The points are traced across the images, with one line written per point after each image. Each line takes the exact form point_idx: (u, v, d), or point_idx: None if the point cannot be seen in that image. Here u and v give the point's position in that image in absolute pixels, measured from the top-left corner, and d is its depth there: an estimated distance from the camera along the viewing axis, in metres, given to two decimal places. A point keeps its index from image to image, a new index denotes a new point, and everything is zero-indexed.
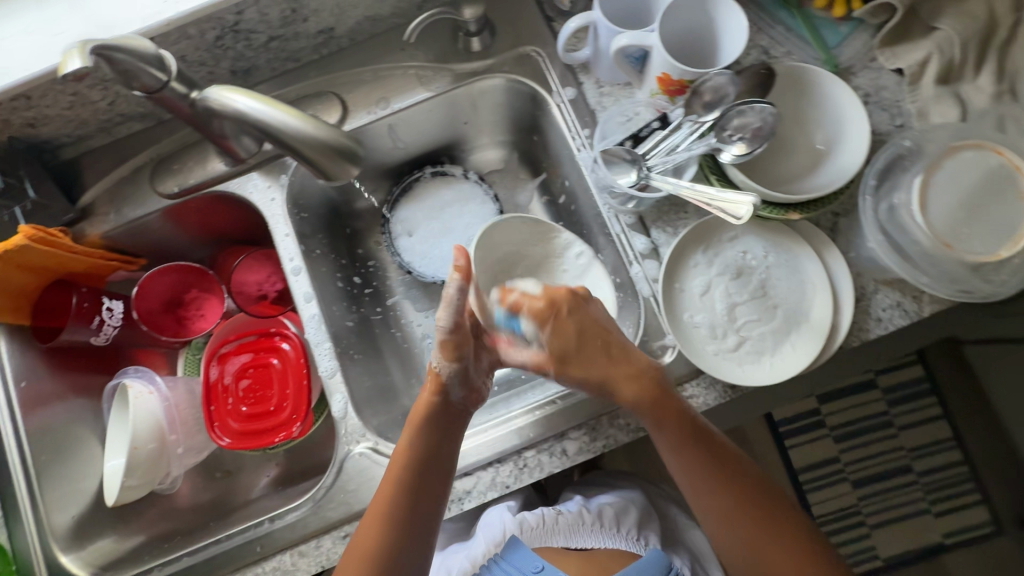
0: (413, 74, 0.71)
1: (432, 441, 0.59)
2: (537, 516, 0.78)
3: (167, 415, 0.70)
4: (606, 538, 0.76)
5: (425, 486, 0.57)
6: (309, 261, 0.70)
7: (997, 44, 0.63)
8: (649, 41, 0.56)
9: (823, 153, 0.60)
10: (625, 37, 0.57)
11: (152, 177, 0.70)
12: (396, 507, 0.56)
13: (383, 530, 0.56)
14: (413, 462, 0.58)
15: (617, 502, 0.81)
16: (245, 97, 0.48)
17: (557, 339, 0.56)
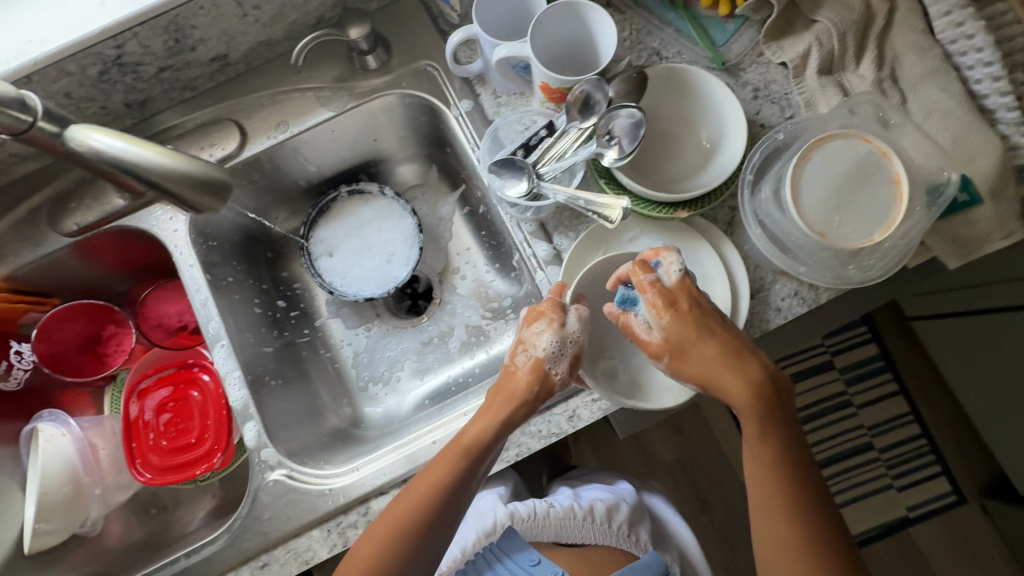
0: (311, 96, 0.71)
1: (481, 444, 0.55)
2: (528, 508, 0.80)
3: (81, 457, 0.69)
4: (594, 534, 0.79)
5: (456, 492, 0.54)
6: (217, 291, 0.70)
7: (874, 32, 0.65)
8: (524, 52, 0.57)
9: (710, 150, 0.61)
10: (504, 48, 0.58)
11: (51, 216, 0.69)
12: (418, 507, 0.53)
13: (399, 531, 0.52)
14: (457, 464, 0.54)
15: (609, 497, 0.83)
16: (102, 134, 0.47)
17: (678, 335, 0.53)
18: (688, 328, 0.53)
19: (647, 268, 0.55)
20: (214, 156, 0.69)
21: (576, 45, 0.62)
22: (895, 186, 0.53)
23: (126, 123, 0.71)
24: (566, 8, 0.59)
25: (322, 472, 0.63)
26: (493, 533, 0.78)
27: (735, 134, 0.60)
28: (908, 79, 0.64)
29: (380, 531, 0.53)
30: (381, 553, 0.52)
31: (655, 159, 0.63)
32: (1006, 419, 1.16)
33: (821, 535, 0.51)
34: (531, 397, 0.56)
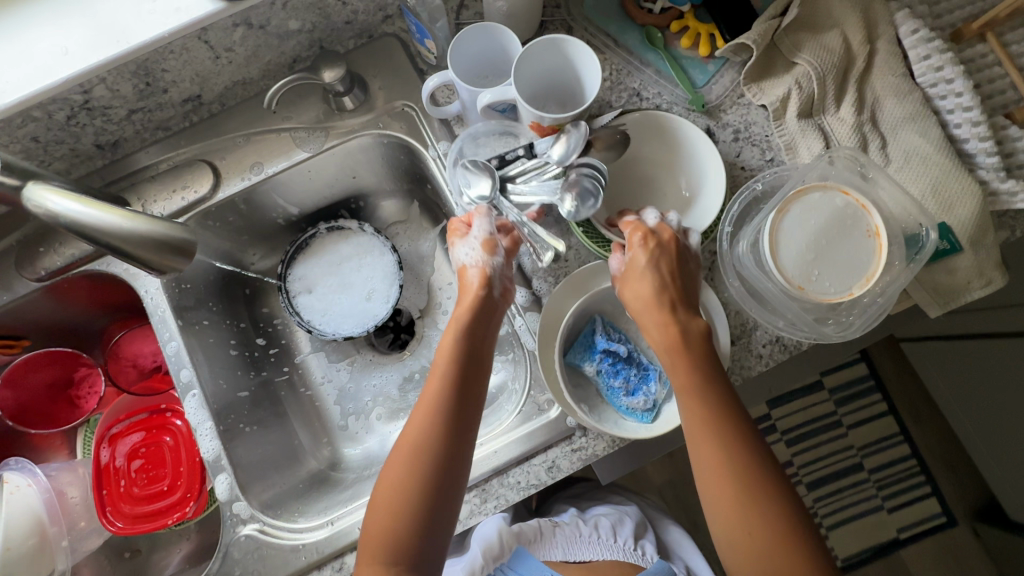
0: (287, 136, 0.70)
1: (466, 354, 0.52)
2: (535, 527, 0.77)
3: (46, 506, 0.67)
4: (602, 548, 0.78)
5: (458, 409, 0.50)
6: (190, 336, 0.68)
7: (854, 76, 0.64)
8: (510, 95, 0.55)
9: (689, 196, 0.61)
10: (488, 94, 0.56)
11: (18, 261, 0.67)
12: (427, 438, 0.49)
13: (414, 469, 0.48)
14: (451, 384, 0.51)
15: (613, 512, 0.83)
16: (63, 198, 0.46)
17: (636, 270, 0.53)
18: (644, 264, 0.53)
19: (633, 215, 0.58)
20: (187, 199, 0.68)
21: (560, 80, 0.61)
22: (874, 239, 0.52)
23: (97, 164, 0.70)
24: (549, 44, 0.57)
25: (295, 525, 0.62)
26: (499, 556, 0.72)
27: (713, 181, 0.60)
28: (888, 123, 0.64)
29: (394, 477, 0.48)
30: (401, 496, 0.47)
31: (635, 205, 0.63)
32: (1001, 445, 1.14)
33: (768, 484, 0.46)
34: (487, 296, 0.55)
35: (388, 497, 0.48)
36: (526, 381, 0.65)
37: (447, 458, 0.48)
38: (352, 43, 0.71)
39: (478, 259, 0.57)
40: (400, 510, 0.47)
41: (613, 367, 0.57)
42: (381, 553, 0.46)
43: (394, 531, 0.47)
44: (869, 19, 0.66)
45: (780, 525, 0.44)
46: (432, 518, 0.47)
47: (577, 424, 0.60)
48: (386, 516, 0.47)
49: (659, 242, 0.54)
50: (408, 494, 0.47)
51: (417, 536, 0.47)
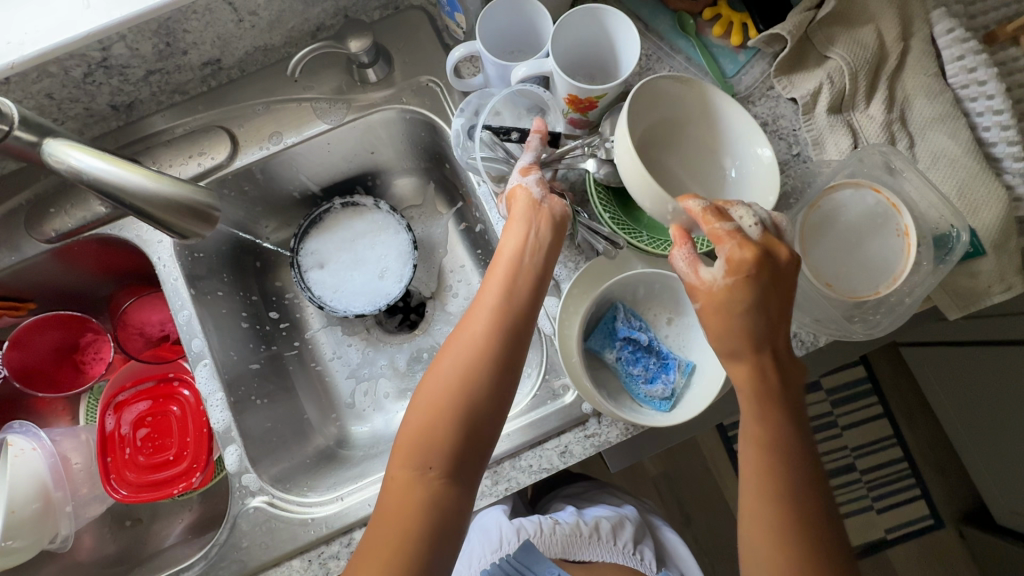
0: (308, 107, 0.68)
1: (518, 257, 0.52)
2: (535, 524, 0.77)
3: (51, 471, 0.66)
4: (603, 551, 0.77)
5: (511, 317, 0.50)
6: (202, 306, 0.68)
7: (886, 73, 0.64)
8: (546, 68, 0.55)
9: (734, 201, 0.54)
10: (522, 68, 0.56)
11: (28, 221, 0.66)
12: (482, 343, 0.49)
13: (464, 369, 0.48)
14: (506, 281, 0.51)
15: (613, 515, 0.82)
16: (84, 154, 0.46)
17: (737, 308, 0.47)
18: (752, 297, 0.46)
19: (724, 219, 0.47)
20: (203, 165, 0.66)
21: (592, 54, 0.60)
22: (903, 238, 0.52)
23: (112, 125, 0.68)
24: (583, 14, 0.56)
25: (304, 499, 0.61)
26: (500, 548, 0.75)
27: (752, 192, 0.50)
28: (917, 123, 0.63)
29: (444, 370, 0.48)
30: (449, 399, 0.47)
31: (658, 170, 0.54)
32: (994, 453, 1.15)
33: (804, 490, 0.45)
34: (542, 209, 0.53)
35: (431, 404, 0.47)
36: (541, 367, 0.65)
37: (497, 365, 0.48)
38: (377, 14, 0.69)
39: (526, 182, 0.54)
40: (447, 408, 0.47)
41: (633, 355, 0.57)
42: (417, 456, 0.46)
43: (437, 435, 0.46)
44: (904, 16, 0.65)
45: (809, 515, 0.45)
46: (474, 426, 0.47)
47: (592, 411, 0.60)
48: (428, 420, 0.47)
49: (768, 258, 0.46)
50: (458, 394, 0.47)
51: (459, 443, 0.47)
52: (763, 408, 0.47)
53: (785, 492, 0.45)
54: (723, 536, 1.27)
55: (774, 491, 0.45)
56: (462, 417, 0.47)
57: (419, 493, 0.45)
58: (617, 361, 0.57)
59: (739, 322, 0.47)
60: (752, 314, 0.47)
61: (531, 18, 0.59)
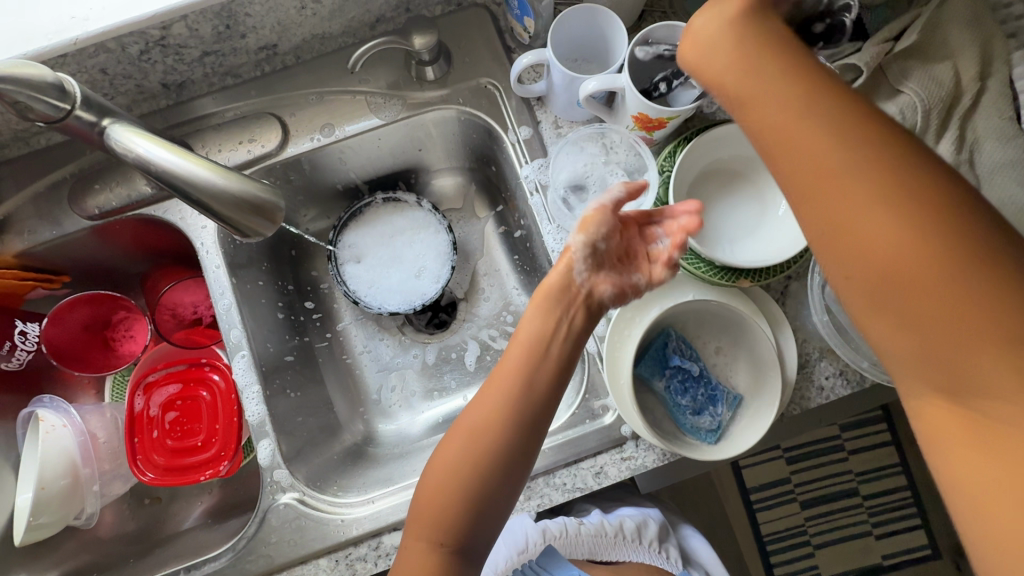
0: (361, 100, 0.67)
1: (540, 341, 0.52)
2: (559, 525, 0.74)
3: (81, 449, 0.66)
4: (629, 551, 0.74)
5: (525, 408, 0.50)
6: (242, 295, 0.67)
7: (960, 111, 0.62)
8: (618, 83, 0.54)
9: (756, 256, 0.57)
10: (592, 82, 0.55)
11: (71, 195, 0.65)
12: (501, 433, 0.49)
13: (470, 457, 0.49)
14: (524, 367, 0.51)
15: (636, 513, 0.78)
16: (149, 142, 0.44)
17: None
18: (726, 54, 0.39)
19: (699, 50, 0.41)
20: (253, 152, 0.65)
21: None
22: None
23: (160, 103, 0.66)
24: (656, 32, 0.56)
25: (338, 499, 0.61)
26: (526, 552, 0.71)
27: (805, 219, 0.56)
28: (986, 165, 0.61)
29: (456, 459, 0.49)
30: (449, 486, 0.49)
31: (715, 202, 0.60)
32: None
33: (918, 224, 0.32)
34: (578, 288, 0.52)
35: (437, 486, 0.49)
36: (581, 385, 0.64)
37: (509, 459, 0.49)
38: (438, 9, 0.67)
39: (580, 245, 0.51)
40: (453, 495, 0.49)
41: (682, 385, 0.57)
42: (428, 530, 0.49)
43: (449, 510, 0.48)
44: (985, 55, 0.62)
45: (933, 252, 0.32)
46: (482, 513, 0.49)
47: (631, 433, 0.60)
48: (434, 500, 0.49)
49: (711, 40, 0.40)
50: (461, 486, 0.48)
51: (471, 515, 0.49)
52: (905, 264, 0.33)
53: (895, 239, 0.33)
54: (721, 551, 1.23)
55: (867, 221, 0.34)
56: (467, 505, 0.48)
57: (427, 563, 0.48)
58: (666, 391, 0.57)
59: (840, 183, 0.34)
60: (860, 160, 0.34)
61: (602, 32, 0.58)
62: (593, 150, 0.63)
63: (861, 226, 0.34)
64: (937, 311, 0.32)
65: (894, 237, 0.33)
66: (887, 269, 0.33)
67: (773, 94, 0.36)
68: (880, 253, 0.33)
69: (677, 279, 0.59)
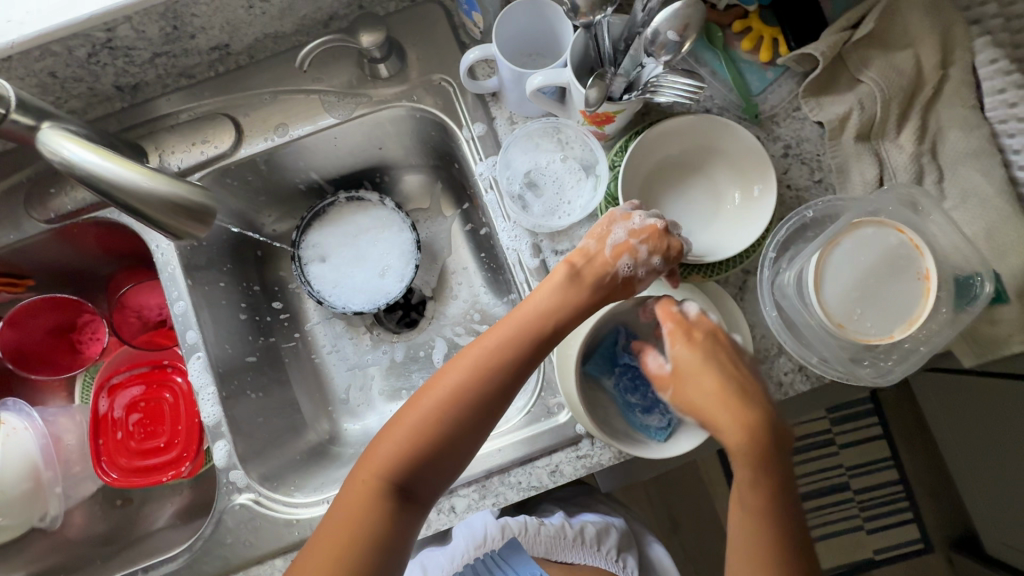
0: (316, 99, 0.66)
1: (536, 317, 0.51)
2: (521, 524, 0.73)
3: (43, 451, 0.67)
4: (585, 555, 0.75)
5: (500, 371, 0.49)
6: (201, 296, 0.67)
7: (922, 100, 0.61)
8: (564, 77, 0.53)
9: (710, 251, 0.57)
10: (539, 76, 0.54)
11: (27, 200, 0.65)
12: (471, 385, 0.49)
13: (442, 412, 0.48)
14: (518, 339, 0.50)
15: (599, 520, 0.78)
16: (79, 146, 0.44)
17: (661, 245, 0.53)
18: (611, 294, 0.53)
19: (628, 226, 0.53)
20: (207, 154, 0.65)
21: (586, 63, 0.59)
22: (923, 281, 0.51)
23: (116, 106, 0.66)
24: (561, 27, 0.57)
25: (291, 500, 0.61)
26: (484, 546, 0.71)
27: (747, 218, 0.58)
28: (948, 155, 0.60)
29: (429, 406, 0.48)
30: (412, 437, 0.48)
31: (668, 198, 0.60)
32: (999, 506, 1.01)
33: (780, 505, 0.47)
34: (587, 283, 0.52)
35: (403, 432, 0.48)
36: (539, 383, 0.64)
37: (472, 423, 0.48)
38: (391, 6, 0.67)
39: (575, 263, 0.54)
40: (412, 446, 0.48)
41: (631, 383, 0.57)
42: (382, 470, 0.48)
43: (402, 457, 0.47)
44: (947, 41, 0.61)
45: (778, 531, 0.47)
46: (433, 466, 0.48)
47: (586, 431, 0.59)
48: (397, 446, 0.48)
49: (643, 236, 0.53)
50: (425, 435, 0.48)
51: (424, 466, 0.48)
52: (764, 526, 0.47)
53: (762, 519, 0.47)
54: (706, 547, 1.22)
55: (755, 507, 0.47)
56: (427, 458, 0.48)
57: (366, 507, 0.47)
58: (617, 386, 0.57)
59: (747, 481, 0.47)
60: (769, 470, 0.47)
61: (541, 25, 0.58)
62: (548, 146, 0.63)
63: (750, 508, 0.47)
64: (755, 554, 0.47)
65: (763, 516, 0.47)
66: (758, 529, 0.47)
67: (716, 396, 0.48)
68: (760, 536, 0.47)
69: None
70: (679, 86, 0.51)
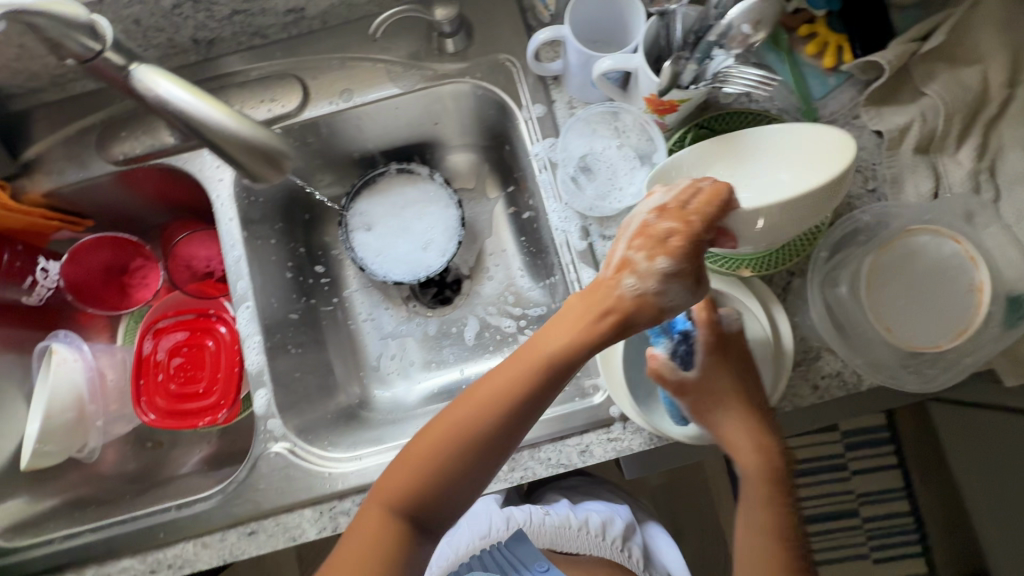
0: (381, 68, 0.68)
1: (551, 363, 0.45)
2: (524, 514, 0.77)
3: (88, 384, 0.69)
4: (590, 545, 0.76)
5: (506, 413, 0.45)
6: (254, 248, 0.69)
7: (985, 117, 0.60)
8: (632, 63, 0.55)
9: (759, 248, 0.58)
10: (607, 60, 0.55)
11: (99, 141, 0.68)
12: (476, 431, 0.45)
13: (448, 457, 0.45)
14: (527, 380, 0.45)
15: (605, 510, 0.79)
16: (170, 83, 0.46)
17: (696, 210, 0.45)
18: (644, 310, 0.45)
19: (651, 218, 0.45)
20: (273, 112, 0.67)
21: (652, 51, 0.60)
22: (977, 294, 0.50)
23: (190, 59, 0.69)
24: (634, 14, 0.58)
25: (325, 453, 0.63)
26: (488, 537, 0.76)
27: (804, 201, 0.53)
28: (1008, 175, 0.60)
29: (434, 450, 0.45)
30: (417, 480, 0.45)
31: None
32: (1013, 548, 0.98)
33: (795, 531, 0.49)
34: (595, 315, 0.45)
35: (406, 464, 0.46)
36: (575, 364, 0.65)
37: (478, 472, 0.45)
38: None
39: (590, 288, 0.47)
40: (414, 488, 0.45)
41: None
42: (386, 504, 0.46)
43: (405, 498, 0.45)
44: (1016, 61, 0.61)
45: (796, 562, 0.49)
46: (432, 509, 0.46)
47: (619, 415, 0.60)
48: (400, 484, 0.46)
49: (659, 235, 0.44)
50: (430, 480, 0.45)
51: (431, 505, 0.46)
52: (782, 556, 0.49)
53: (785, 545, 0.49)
54: (710, 559, 1.21)
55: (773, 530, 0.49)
56: (428, 501, 0.45)
57: (372, 538, 0.45)
58: None
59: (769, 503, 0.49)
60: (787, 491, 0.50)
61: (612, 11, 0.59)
62: (604, 132, 0.64)
63: (775, 532, 0.49)
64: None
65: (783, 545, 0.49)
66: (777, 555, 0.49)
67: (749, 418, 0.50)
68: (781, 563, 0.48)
69: None
70: (748, 78, 0.52)
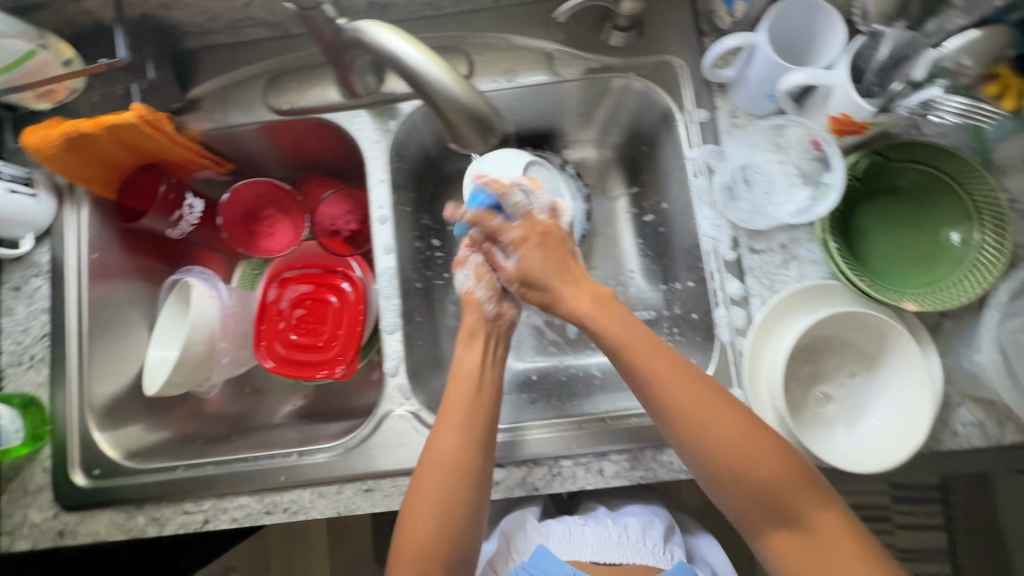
0: (546, 54, 0.69)
1: (473, 383, 0.59)
2: (560, 526, 0.72)
3: (222, 322, 0.70)
4: (630, 550, 0.68)
5: (458, 431, 0.56)
6: (397, 212, 0.70)
7: None
8: (830, 78, 0.54)
9: (919, 283, 0.57)
10: (802, 74, 0.55)
11: (266, 89, 0.70)
12: (458, 448, 0.55)
13: (444, 481, 0.54)
14: (447, 404, 0.58)
15: (644, 514, 0.73)
16: (398, 39, 0.47)
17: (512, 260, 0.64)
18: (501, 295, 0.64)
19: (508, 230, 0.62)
20: None
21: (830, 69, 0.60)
22: None
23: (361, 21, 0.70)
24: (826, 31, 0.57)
25: None
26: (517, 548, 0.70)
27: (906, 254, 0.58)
28: None
29: (431, 482, 0.55)
30: (426, 511, 0.54)
31: (885, 221, 0.59)
32: None
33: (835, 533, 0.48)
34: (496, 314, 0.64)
35: (416, 499, 0.55)
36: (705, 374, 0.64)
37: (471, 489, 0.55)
38: None
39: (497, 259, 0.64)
40: (424, 520, 0.54)
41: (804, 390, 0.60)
42: (414, 548, 0.54)
43: (426, 534, 0.54)
44: None
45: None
46: (447, 535, 0.54)
47: None
48: (418, 526, 0.54)
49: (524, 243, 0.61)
50: (434, 506, 0.54)
51: (450, 535, 0.54)
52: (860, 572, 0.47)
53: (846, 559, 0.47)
54: None
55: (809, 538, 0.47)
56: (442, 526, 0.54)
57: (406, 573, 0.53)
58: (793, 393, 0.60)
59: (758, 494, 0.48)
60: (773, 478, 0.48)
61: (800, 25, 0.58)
62: (765, 146, 0.63)
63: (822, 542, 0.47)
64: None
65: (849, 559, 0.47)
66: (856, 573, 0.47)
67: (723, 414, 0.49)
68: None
69: (829, 289, 0.59)
70: (960, 102, 0.51)
